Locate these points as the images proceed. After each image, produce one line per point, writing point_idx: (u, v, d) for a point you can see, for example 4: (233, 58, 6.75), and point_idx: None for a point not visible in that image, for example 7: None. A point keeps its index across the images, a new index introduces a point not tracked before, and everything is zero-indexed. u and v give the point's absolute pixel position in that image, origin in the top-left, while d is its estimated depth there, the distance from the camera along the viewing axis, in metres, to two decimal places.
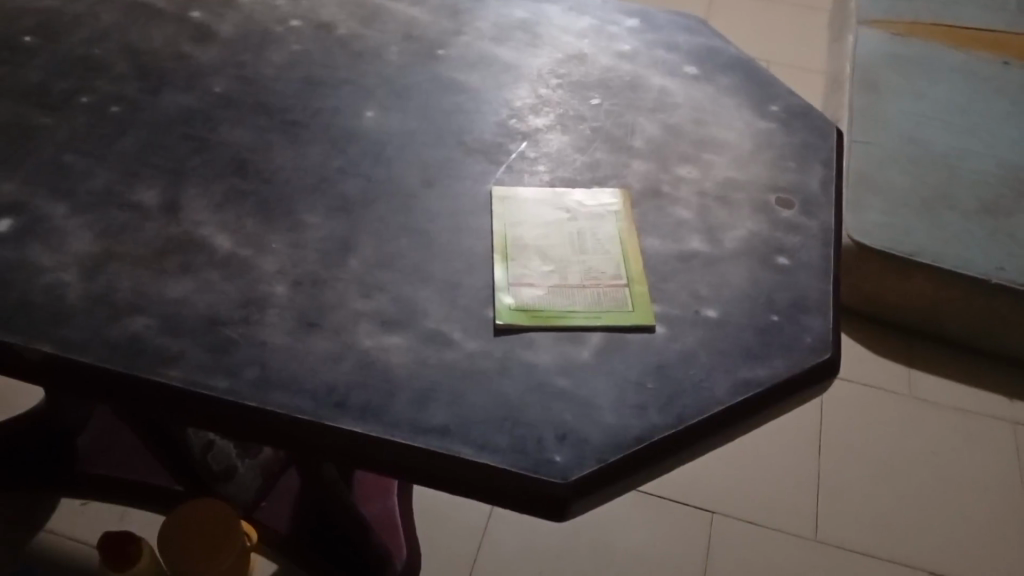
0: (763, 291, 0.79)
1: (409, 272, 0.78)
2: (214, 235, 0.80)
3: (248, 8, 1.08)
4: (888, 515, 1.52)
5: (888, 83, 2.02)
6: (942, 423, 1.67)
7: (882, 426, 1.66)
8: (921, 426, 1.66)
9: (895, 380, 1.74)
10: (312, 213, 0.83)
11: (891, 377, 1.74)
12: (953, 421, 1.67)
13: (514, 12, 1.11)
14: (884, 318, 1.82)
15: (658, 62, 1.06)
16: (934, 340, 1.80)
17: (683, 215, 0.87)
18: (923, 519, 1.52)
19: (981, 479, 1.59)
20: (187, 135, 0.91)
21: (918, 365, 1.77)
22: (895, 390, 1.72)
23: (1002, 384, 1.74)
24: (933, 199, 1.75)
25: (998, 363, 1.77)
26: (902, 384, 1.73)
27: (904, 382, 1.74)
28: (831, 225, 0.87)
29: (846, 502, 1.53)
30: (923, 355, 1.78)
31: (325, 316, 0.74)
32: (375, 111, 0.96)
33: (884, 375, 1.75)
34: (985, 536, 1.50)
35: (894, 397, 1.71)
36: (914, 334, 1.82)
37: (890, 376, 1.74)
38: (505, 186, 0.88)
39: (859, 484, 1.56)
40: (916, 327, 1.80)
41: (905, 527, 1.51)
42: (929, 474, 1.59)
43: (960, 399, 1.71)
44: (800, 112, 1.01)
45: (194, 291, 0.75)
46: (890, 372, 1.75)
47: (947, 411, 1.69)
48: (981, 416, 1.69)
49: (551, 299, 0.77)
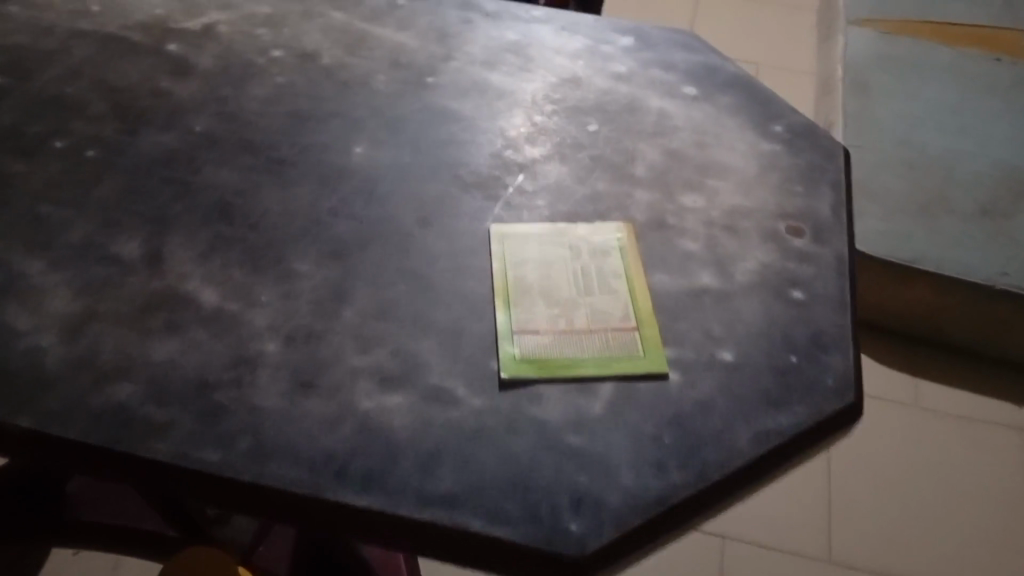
0: (780, 329, 0.76)
1: (408, 322, 0.74)
2: (200, 288, 0.76)
3: (227, 37, 1.04)
4: (894, 528, 1.50)
5: (880, 86, 2.00)
6: (945, 432, 1.65)
7: (883, 434, 1.63)
8: (924, 436, 1.64)
9: (893, 385, 1.72)
10: (302, 259, 0.79)
11: (889, 384, 1.72)
12: (951, 424, 1.66)
13: (504, 34, 1.07)
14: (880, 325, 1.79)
15: (655, 82, 1.02)
16: (930, 344, 1.78)
17: (691, 247, 0.83)
18: (929, 528, 1.50)
19: (987, 489, 1.56)
20: (169, 178, 0.86)
21: (916, 371, 1.74)
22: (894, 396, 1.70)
23: (999, 386, 1.73)
24: (930, 202, 1.73)
25: (994, 366, 1.76)
26: (902, 393, 1.71)
27: (904, 391, 1.71)
28: (846, 253, 0.84)
29: (852, 515, 1.51)
30: (920, 361, 1.76)
31: (320, 375, 0.70)
32: (364, 145, 0.91)
33: (884, 384, 1.72)
34: (990, 543, 1.49)
35: (892, 403, 1.69)
36: (910, 340, 1.79)
37: (890, 385, 1.72)
38: (505, 223, 0.84)
39: (864, 497, 1.54)
40: (912, 332, 1.78)
41: (912, 537, 1.49)
42: (934, 485, 1.56)
43: (957, 400, 1.70)
44: (805, 131, 0.97)
45: (181, 352, 0.71)
46: (890, 380, 1.73)
47: (945, 415, 1.67)
48: (984, 424, 1.66)
49: (557, 346, 0.73)
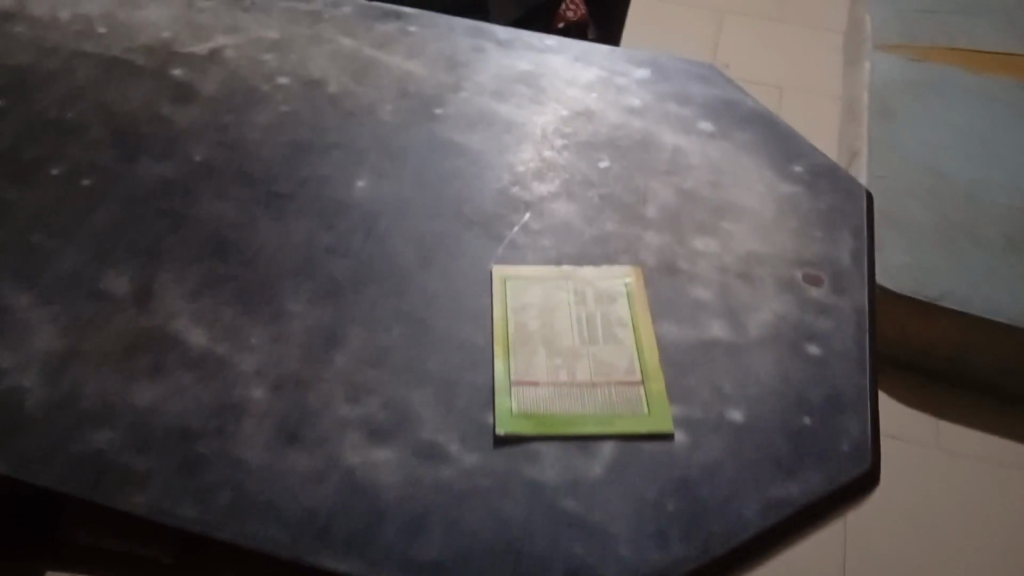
0: (793, 388, 0.72)
1: (402, 370, 0.71)
2: (188, 328, 0.73)
3: (233, 62, 1.01)
4: (901, 555, 1.46)
5: (906, 113, 1.94)
6: (945, 453, 1.61)
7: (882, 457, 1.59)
8: (934, 477, 1.57)
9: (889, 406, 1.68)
10: (295, 298, 0.76)
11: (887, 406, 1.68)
12: (947, 440, 1.63)
13: (515, 64, 1.04)
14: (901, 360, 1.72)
15: (670, 117, 0.99)
16: (946, 380, 1.72)
17: (703, 295, 0.79)
18: (935, 552, 1.47)
19: (998, 535, 1.50)
20: (164, 210, 0.83)
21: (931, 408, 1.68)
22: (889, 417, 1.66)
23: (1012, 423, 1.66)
24: (957, 235, 1.66)
25: (1009, 403, 1.69)
26: (912, 430, 1.64)
27: (914, 429, 1.64)
28: (865, 305, 0.80)
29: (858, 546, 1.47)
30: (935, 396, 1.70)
31: (307, 426, 0.66)
32: (367, 179, 0.88)
33: (893, 421, 1.65)
34: (996, 561, 1.46)
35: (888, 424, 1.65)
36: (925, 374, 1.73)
37: (900, 422, 1.65)
38: (507, 265, 0.81)
39: (872, 534, 1.49)
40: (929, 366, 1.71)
41: (919, 563, 1.45)
42: (943, 530, 1.50)
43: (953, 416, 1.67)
44: (827, 172, 0.93)
45: (165, 398, 0.68)
46: (901, 417, 1.66)
47: (941, 432, 1.64)
48: (998, 465, 1.59)
49: (557, 400, 0.70)
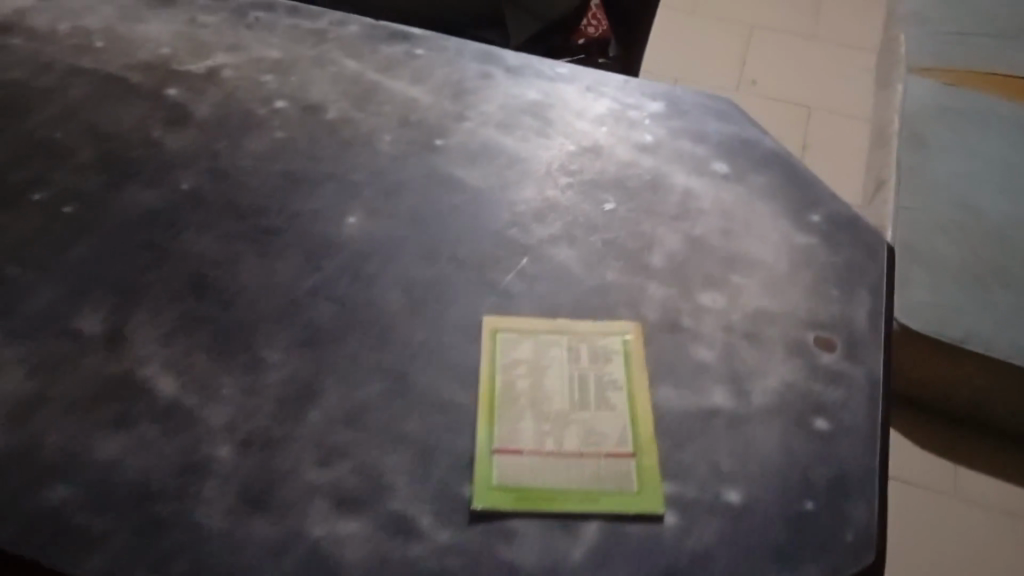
0: (797, 467, 0.67)
1: (379, 432, 0.67)
2: (158, 376, 0.70)
3: (231, 83, 0.97)
4: None
5: (939, 141, 1.83)
6: (952, 497, 1.54)
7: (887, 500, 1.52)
8: (937, 522, 1.50)
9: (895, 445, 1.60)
10: (272, 347, 0.72)
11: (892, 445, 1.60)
12: (955, 483, 1.56)
13: (524, 93, 1.00)
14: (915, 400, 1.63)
15: (683, 156, 0.94)
16: (970, 427, 1.62)
17: (706, 357, 0.75)
18: None
19: None
20: (147, 241, 0.80)
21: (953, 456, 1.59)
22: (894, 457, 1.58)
23: None
24: (987, 273, 1.56)
25: None
26: (919, 472, 1.56)
27: (921, 470, 1.57)
28: (880, 375, 0.74)
29: None
30: (957, 443, 1.61)
31: (272, 491, 0.63)
32: (359, 215, 0.84)
33: (901, 460, 1.58)
34: None
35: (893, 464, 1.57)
36: (947, 420, 1.63)
37: (908, 462, 1.57)
38: (500, 316, 0.76)
39: None
40: (950, 410, 1.62)
41: None
42: None
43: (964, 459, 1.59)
44: (847, 223, 0.87)
45: (130, 451, 0.65)
46: (909, 457, 1.58)
47: (948, 473, 1.57)
48: (1009, 516, 1.51)
49: (541, 472, 0.66)
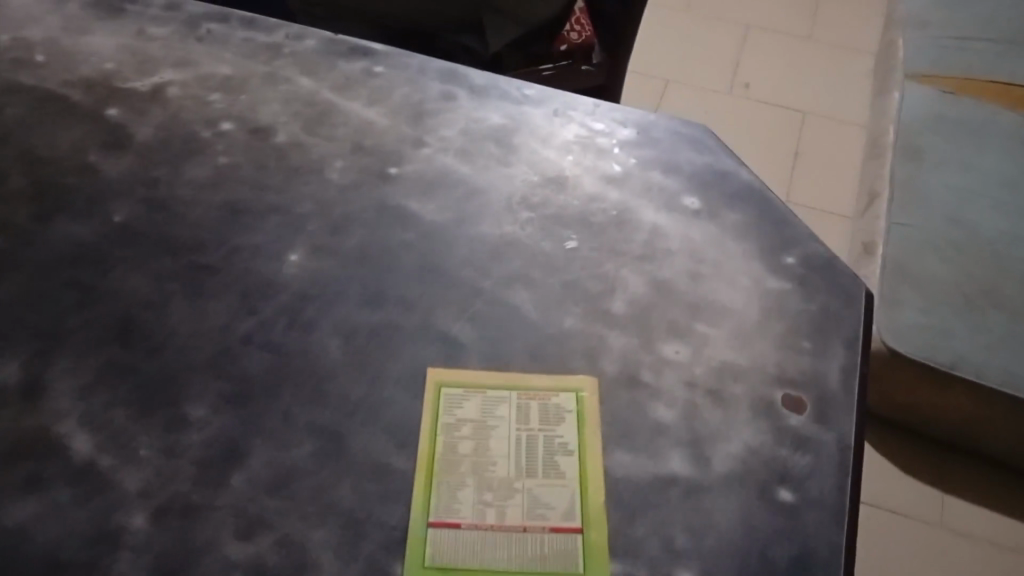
0: (757, 543, 0.63)
1: (307, 501, 0.62)
2: (74, 432, 0.64)
3: (176, 102, 0.91)
4: None
5: (935, 153, 1.73)
6: (940, 530, 1.43)
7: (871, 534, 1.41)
8: (925, 555, 1.40)
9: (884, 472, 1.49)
10: (197, 402, 0.67)
11: (881, 473, 1.49)
12: (943, 515, 1.45)
13: (488, 116, 0.94)
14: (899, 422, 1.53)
15: (652, 189, 0.88)
16: (959, 453, 1.52)
17: (665, 416, 0.70)
18: None
19: None
20: (74, 281, 0.74)
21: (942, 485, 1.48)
22: (881, 485, 1.48)
23: None
24: (978, 295, 1.44)
25: None
26: (906, 500, 1.46)
27: (908, 499, 1.47)
28: (851, 439, 0.69)
29: None
30: (946, 470, 1.50)
31: (186, 569, 0.58)
32: (302, 252, 0.78)
33: (886, 488, 1.48)
34: None
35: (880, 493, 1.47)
36: (937, 446, 1.53)
37: (894, 490, 1.47)
38: (447, 368, 0.71)
39: None
40: (940, 437, 1.51)
41: None
42: None
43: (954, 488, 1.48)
44: (823, 265, 0.82)
45: (35, 519, 0.60)
46: (895, 484, 1.48)
47: (937, 503, 1.46)
48: (1001, 549, 1.41)
49: (479, 549, 0.62)
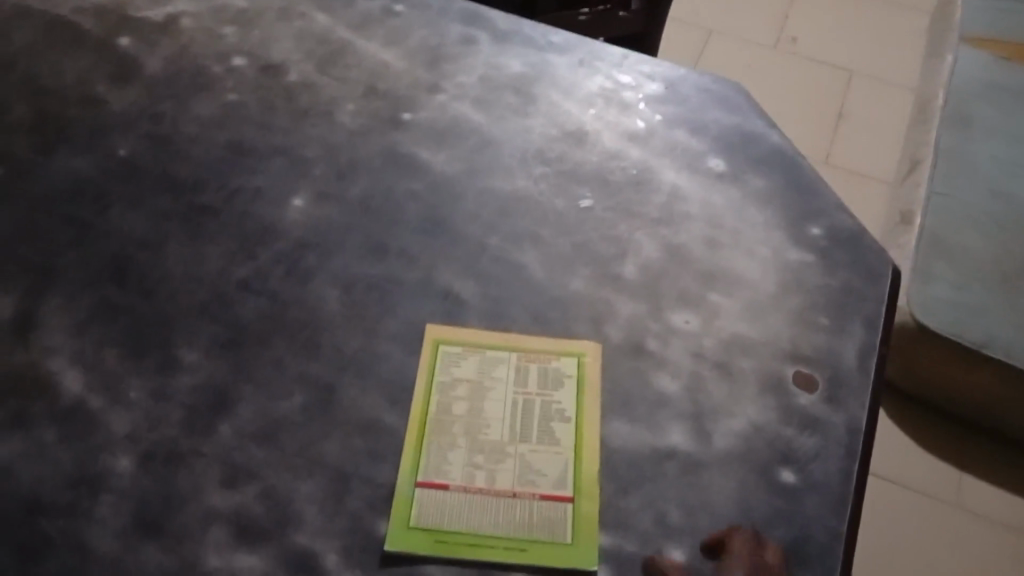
0: (753, 525, 0.61)
1: (294, 454, 0.61)
2: (64, 370, 0.64)
3: (187, 35, 0.88)
4: None
5: (985, 122, 1.64)
6: (950, 509, 1.36)
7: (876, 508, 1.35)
8: (933, 533, 1.33)
9: (896, 446, 1.42)
10: (190, 346, 0.66)
11: (893, 448, 1.42)
12: (955, 493, 1.38)
13: (509, 63, 0.90)
14: (918, 396, 1.45)
15: (674, 148, 0.84)
16: (982, 434, 1.44)
17: (668, 388, 0.67)
18: None
19: None
20: (71, 216, 0.73)
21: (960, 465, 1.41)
22: (891, 459, 1.41)
23: None
24: (1016, 274, 1.38)
25: None
26: (918, 476, 1.39)
27: (921, 474, 1.39)
28: (862, 423, 0.67)
29: None
30: (966, 450, 1.42)
31: (167, 515, 0.58)
32: (306, 197, 0.76)
33: (898, 463, 1.40)
34: None
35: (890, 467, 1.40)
36: (958, 426, 1.45)
37: (905, 465, 1.40)
38: (446, 327, 0.69)
39: None
40: (961, 417, 1.43)
41: None
42: None
43: (971, 467, 1.40)
44: (848, 239, 0.78)
45: (21, 455, 0.60)
46: (908, 459, 1.41)
47: (950, 480, 1.39)
48: (1014, 531, 1.34)
49: (465, 511, 0.60)
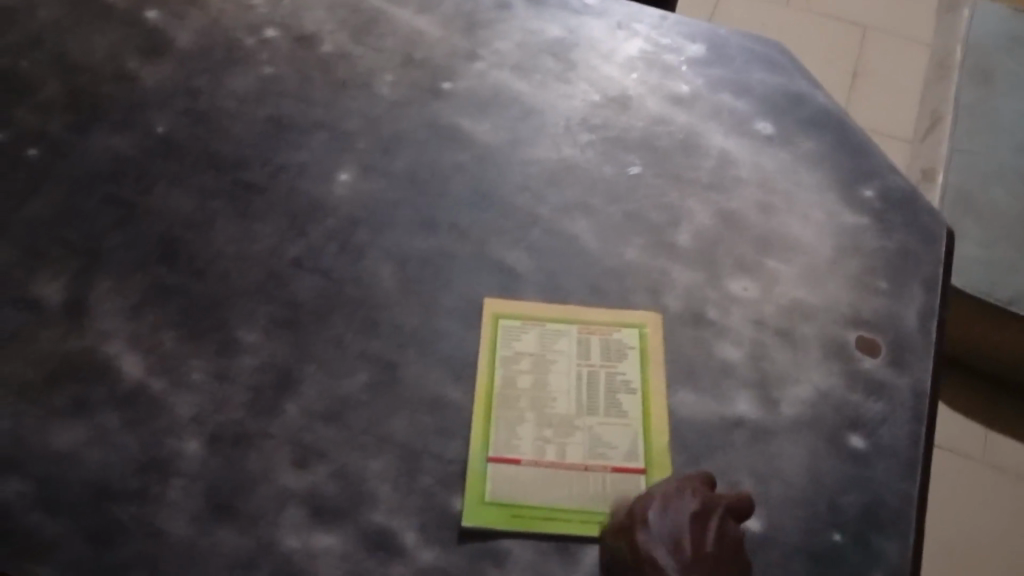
0: (824, 491, 0.60)
1: (363, 432, 0.60)
2: (122, 353, 0.63)
3: (216, 7, 0.85)
4: None
5: (1007, 75, 1.62)
6: (981, 465, 1.36)
7: None
8: (964, 487, 1.33)
9: None
10: (248, 325, 0.65)
11: None
12: (987, 447, 1.38)
13: (546, 28, 0.88)
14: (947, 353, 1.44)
15: (721, 112, 0.83)
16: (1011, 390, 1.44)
17: (732, 356, 0.66)
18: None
19: None
20: (114, 197, 0.72)
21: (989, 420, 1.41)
22: None
23: None
24: None
25: None
26: (949, 433, 1.39)
27: (951, 431, 1.39)
28: (927, 386, 0.66)
29: None
30: (994, 406, 1.42)
31: (240, 497, 0.57)
32: (351, 171, 0.75)
33: None
34: None
35: None
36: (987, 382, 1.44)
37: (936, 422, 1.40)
38: (504, 301, 0.68)
39: None
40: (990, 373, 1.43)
41: None
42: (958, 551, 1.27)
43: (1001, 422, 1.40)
44: (901, 200, 0.77)
45: (86, 443, 0.59)
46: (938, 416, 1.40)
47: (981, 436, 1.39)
48: None
49: (538, 486, 0.60)
